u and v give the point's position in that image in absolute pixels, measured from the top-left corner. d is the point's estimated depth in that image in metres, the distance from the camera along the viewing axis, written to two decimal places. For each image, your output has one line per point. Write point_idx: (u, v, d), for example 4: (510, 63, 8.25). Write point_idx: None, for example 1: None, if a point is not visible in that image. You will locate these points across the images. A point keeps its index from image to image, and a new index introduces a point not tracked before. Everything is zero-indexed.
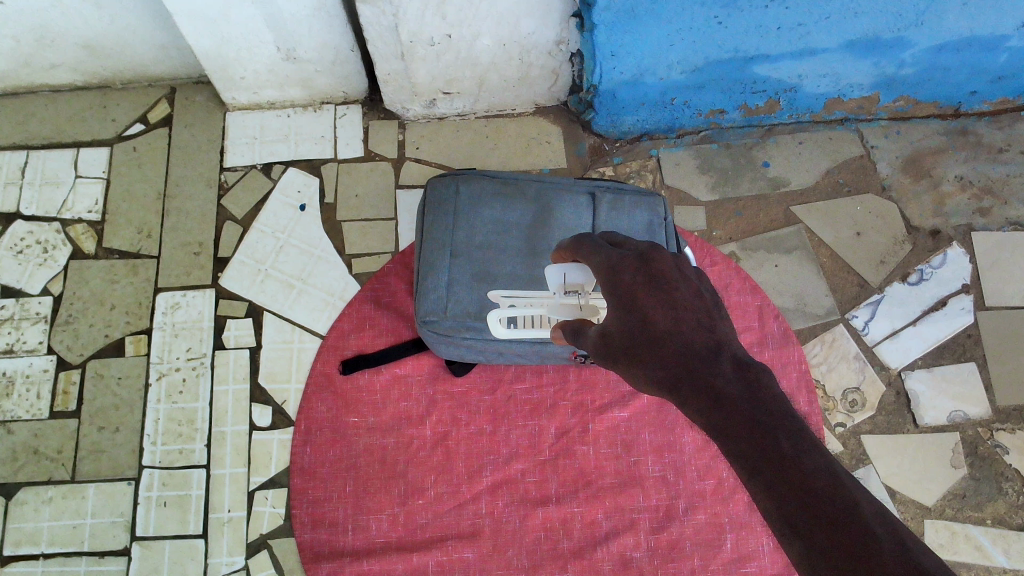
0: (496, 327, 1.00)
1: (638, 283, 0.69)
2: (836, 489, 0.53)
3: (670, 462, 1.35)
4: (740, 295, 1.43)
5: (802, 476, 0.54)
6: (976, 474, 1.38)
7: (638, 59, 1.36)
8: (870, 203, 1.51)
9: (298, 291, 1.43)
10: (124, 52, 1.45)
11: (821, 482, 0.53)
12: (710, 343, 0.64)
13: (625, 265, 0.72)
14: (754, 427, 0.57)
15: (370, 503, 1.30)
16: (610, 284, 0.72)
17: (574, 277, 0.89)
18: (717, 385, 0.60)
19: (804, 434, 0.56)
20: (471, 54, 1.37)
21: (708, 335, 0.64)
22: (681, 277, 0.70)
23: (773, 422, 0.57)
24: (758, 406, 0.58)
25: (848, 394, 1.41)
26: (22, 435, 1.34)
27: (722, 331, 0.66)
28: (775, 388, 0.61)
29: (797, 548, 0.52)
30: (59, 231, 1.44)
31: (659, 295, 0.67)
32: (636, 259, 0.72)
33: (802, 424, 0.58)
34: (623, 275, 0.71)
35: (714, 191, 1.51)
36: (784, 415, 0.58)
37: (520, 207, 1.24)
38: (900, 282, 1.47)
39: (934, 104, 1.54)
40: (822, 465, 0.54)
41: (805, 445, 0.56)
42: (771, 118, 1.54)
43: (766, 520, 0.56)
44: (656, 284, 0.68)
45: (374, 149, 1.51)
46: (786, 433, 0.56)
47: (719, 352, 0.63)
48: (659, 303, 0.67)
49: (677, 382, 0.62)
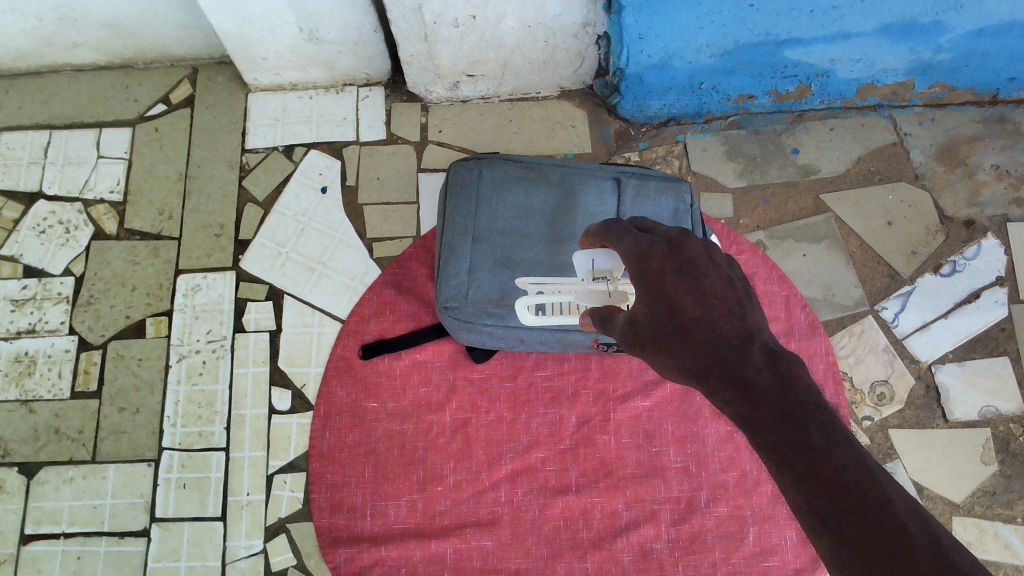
0: (524, 316, 0.97)
1: (667, 269, 0.67)
2: (867, 483, 0.51)
3: (692, 454, 1.33)
4: (766, 284, 1.40)
5: (833, 470, 0.52)
6: (1007, 471, 1.35)
7: (667, 42, 1.33)
8: (902, 191, 1.47)
9: (318, 274, 1.42)
10: (146, 31, 1.44)
11: (852, 477, 0.51)
12: (741, 332, 0.62)
13: (654, 251, 0.70)
14: (784, 417, 0.55)
15: (389, 489, 1.29)
16: (638, 271, 0.70)
17: (603, 263, 0.88)
18: (747, 375, 0.58)
19: (836, 427, 0.54)
20: (496, 36, 1.35)
21: (738, 324, 0.63)
22: (712, 262, 0.68)
23: (804, 413, 0.55)
24: (789, 397, 0.56)
25: (876, 387, 1.38)
26: (43, 414, 1.34)
27: (754, 320, 0.64)
28: (806, 378, 0.59)
29: (826, 543, 0.50)
30: (81, 211, 1.43)
31: (689, 282, 0.65)
32: (666, 245, 0.70)
33: (835, 416, 0.56)
34: (652, 262, 0.69)
35: (741, 177, 1.48)
36: (816, 407, 0.56)
37: (543, 192, 1.22)
38: (932, 273, 1.43)
39: (971, 91, 1.50)
40: (853, 458, 0.52)
41: (836, 437, 0.54)
42: (802, 103, 1.51)
43: (795, 513, 0.54)
44: (686, 271, 0.66)
45: (396, 132, 1.49)
46: (817, 425, 0.54)
47: (750, 342, 0.61)
48: (689, 290, 0.65)
49: (706, 372, 0.60)
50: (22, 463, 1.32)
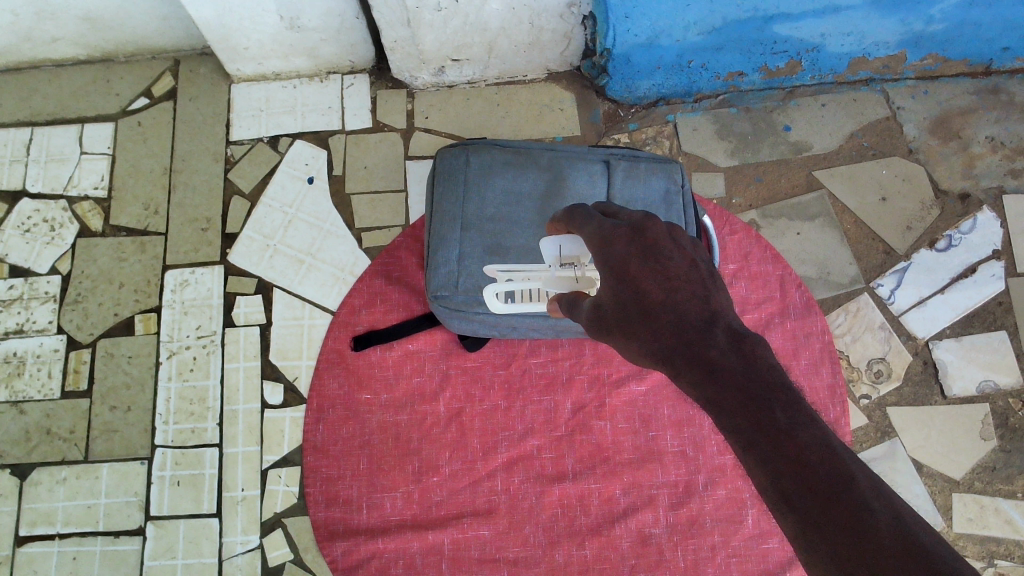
0: (492, 302, 0.94)
1: (630, 254, 0.66)
2: (831, 462, 0.50)
3: (689, 437, 1.32)
4: (761, 263, 1.38)
5: (798, 451, 0.51)
6: (1006, 446, 1.34)
7: (653, 21, 1.31)
8: (896, 166, 1.46)
9: (307, 266, 1.40)
10: (125, 24, 1.41)
11: (816, 457, 0.51)
12: (705, 314, 0.61)
13: (617, 236, 0.69)
14: (747, 398, 0.54)
15: (384, 481, 1.28)
16: (603, 255, 0.69)
17: (570, 249, 0.87)
18: (711, 357, 0.57)
19: (800, 408, 0.54)
20: (480, 19, 1.33)
21: (702, 306, 0.61)
22: (676, 246, 0.67)
23: (769, 394, 0.54)
24: (754, 378, 0.55)
25: (873, 364, 1.37)
26: (34, 415, 1.33)
27: (718, 302, 0.63)
28: (771, 360, 0.58)
29: (791, 522, 0.50)
30: (66, 209, 1.42)
31: (651, 266, 0.64)
32: (629, 229, 0.69)
33: (800, 397, 0.55)
34: (616, 246, 0.68)
35: (733, 156, 1.46)
36: (780, 388, 0.55)
37: (531, 176, 1.20)
38: (927, 249, 1.42)
39: (965, 62, 1.48)
40: (819, 438, 0.52)
41: (801, 418, 0.53)
42: (793, 79, 1.48)
43: (762, 495, 0.53)
44: (649, 255, 0.65)
45: (382, 120, 1.47)
46: (781, 406, 0.54)
47: (714, 324, 0.60)
48: (652, 274, 0.64)
49: (671, 354, 0.59)
50: (14, 464, 1.31)
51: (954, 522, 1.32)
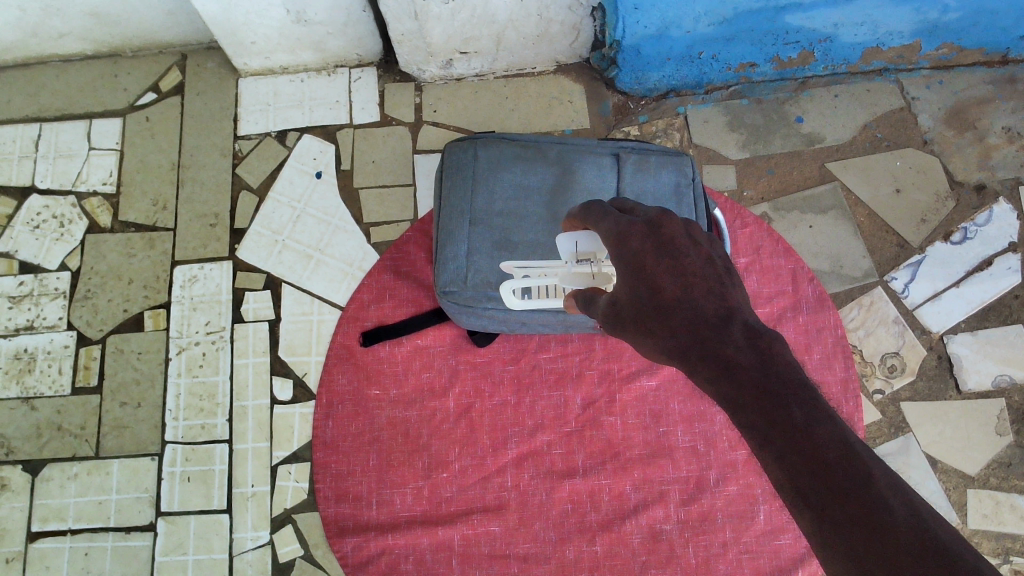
0: (510, 300, 0.94)
1: (646, 251, 0.65)
2: (848, 459, 0.49)
3: (700, 433, 1.31)
4: (773, 257, 1.36)
5: (814, 448, 0.50)
6: (1021, 441, 1.33)
7: (663, 12, 1.29)
8: (910, 157, 1.44)
9: (316, 261, 1.40)
10: (132, 19, 1.41)
11: (834, 453, 0.50)
12: (721, 310, 0.59)
13: (633, 232, 0.68)
14: (764, 395, 0.53)
15: (394, 477, 1.28)
16: (618, 253, 0.68)
17: (586, 245, 0.86)
18: (727, 354, 0.56)
19: (817, 404, 0.52)
20: (488, 11, 1.31)
21: (719, 302, 0.60)
22: (692, 243, 0.66)
23: (786, 390, 0.53)
24: (771, 374, 0.54)
25: (887, 359, 1.36)
26: (45, 411, 1.33)
27: (735, 298, 0.61)
28: (788, 357, 0.56)
29: (808, 519, 0.49)
30: (75, 204, 1.42)
31: (667, 262, 0.63)
32: (645, 226, 0.68)
33: (818, 394, 0.54)
34: (631, 243, 0.67)
35: (744, 148, 1.44)
36: (797, 385, 0.54)
37: (541, 170, 1.19)
38: (942, 241, 1.40)
39: (980, 51, 1.45)
40: (835, 434, 0.51)
41: (818, 415, 0.52)
42: (805, 69, 1.46)
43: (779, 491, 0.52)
44: (665, 251, 0.64)
45: (390, 114, 1.46)
46: (798, 403, 0.52)
47: (731, 320, 0.59)
48: (668, 270, 0.63)
49: (687, 352, 0.58)
50: (26, 460, 1.31)
51: (970, 518, 1.30)
